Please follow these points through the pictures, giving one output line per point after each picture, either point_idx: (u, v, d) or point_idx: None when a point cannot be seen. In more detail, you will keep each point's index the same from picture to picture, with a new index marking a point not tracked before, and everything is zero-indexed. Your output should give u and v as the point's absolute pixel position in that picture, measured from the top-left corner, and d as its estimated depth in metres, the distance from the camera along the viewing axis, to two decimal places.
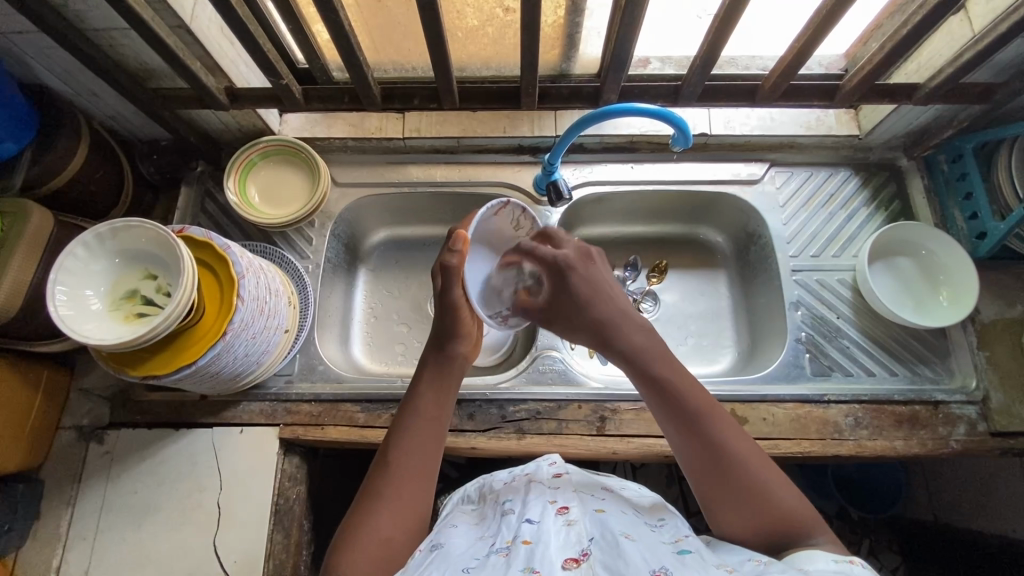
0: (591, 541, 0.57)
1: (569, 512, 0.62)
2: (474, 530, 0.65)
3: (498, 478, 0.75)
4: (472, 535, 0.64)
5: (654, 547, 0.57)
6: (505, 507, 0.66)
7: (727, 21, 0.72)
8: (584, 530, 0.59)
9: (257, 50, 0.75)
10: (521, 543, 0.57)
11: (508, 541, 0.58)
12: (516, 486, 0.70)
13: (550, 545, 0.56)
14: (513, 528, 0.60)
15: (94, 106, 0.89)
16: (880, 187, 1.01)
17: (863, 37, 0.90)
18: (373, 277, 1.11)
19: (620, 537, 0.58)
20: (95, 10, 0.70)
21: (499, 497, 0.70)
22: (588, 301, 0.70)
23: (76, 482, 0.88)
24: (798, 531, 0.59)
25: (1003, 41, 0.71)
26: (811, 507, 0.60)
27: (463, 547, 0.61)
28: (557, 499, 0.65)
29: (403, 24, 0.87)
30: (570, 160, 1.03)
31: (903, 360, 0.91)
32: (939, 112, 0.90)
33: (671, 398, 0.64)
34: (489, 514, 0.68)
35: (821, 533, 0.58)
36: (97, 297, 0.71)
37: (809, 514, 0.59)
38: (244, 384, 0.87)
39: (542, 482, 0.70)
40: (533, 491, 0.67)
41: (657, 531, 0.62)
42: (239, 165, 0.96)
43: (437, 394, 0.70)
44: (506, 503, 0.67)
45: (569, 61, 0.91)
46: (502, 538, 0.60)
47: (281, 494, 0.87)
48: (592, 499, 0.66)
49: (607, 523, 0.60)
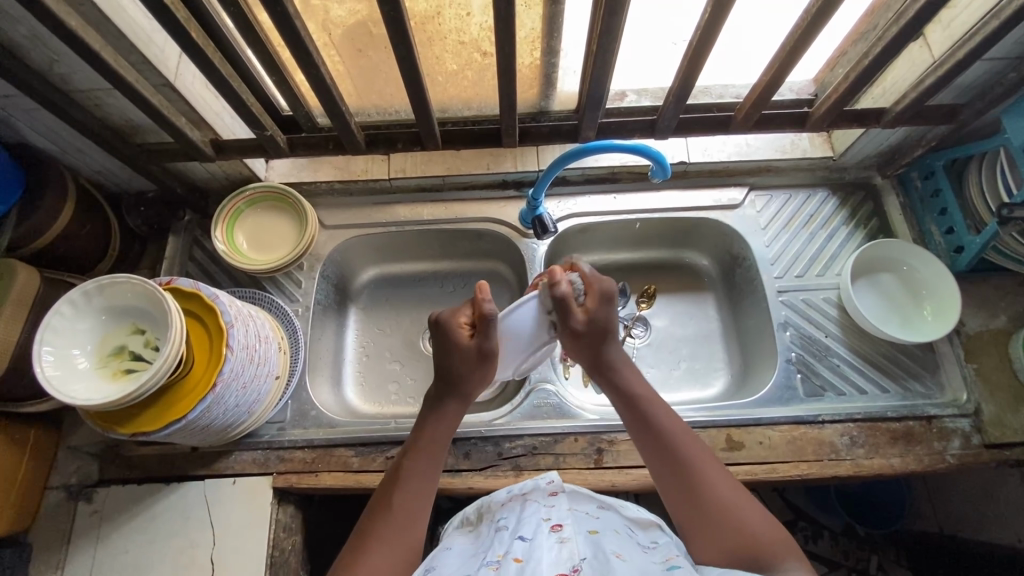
0: (582, 558, 0.57)
1: (563, 529, 0.62)
2: (469, 550, 0.66)
3: (495, 497, 0.75)
4: (467, 553, 0.65)
5: (643, 565, 0.57)
6: (499, 525, 0.67)
7: (697, 56, 0.74)
8: (576, 547, 0.59)
9: (241, 103, 0.76)
10: (511, 560, 0.57)
11: (499, 557, 0.59)
12: (512, 505, 0.71)
13: (540, 562, 0.56)
14: (506, 544, 0.61)
15: (81, 162, 0.90)
16: (857, 206, 1.03)
17: (830, 64, 0.93)
18: (363, 316, 1.11)
19: (610, 555, 0.57)
20: (80, 72, 0.71)
21: (495, 516, 0.70)
22: (605, 336, 0.74)
23: (65, 544, 0.85)
24: (770, 555, 0.60)
25: (962, 65, 0.73)
26: (790, 543, 0.61)
27: (455, 567, 0.62)
28: (550, 516, 0.66)
29: (384, 70, 0.89)
30: (554, 193, 1.05)
31: (893, 376, 0.91)
32: (908, 132, 0.92)
33: (644, 426, 0.70)
34: (483, 533, 0.69)
35: (792, 562, 0.59)
36: (84, 356, 0.71)
37: (783, 546, 0.60)
38: (235, 434, 0.86)
39: (537, 500, 0.71)
40: (527, 509, 0.68)
41: (648, 551, 0.62)
42: (226, 214, 0.96)
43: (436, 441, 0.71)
44: (500, 520, 0.68)
45: (547, 99, 0.94)
46: (494, 553, 0.60)
47: (276, 545, 0.85)
48: (586, 517, 0.67)
49: (599, 542, 0.60)
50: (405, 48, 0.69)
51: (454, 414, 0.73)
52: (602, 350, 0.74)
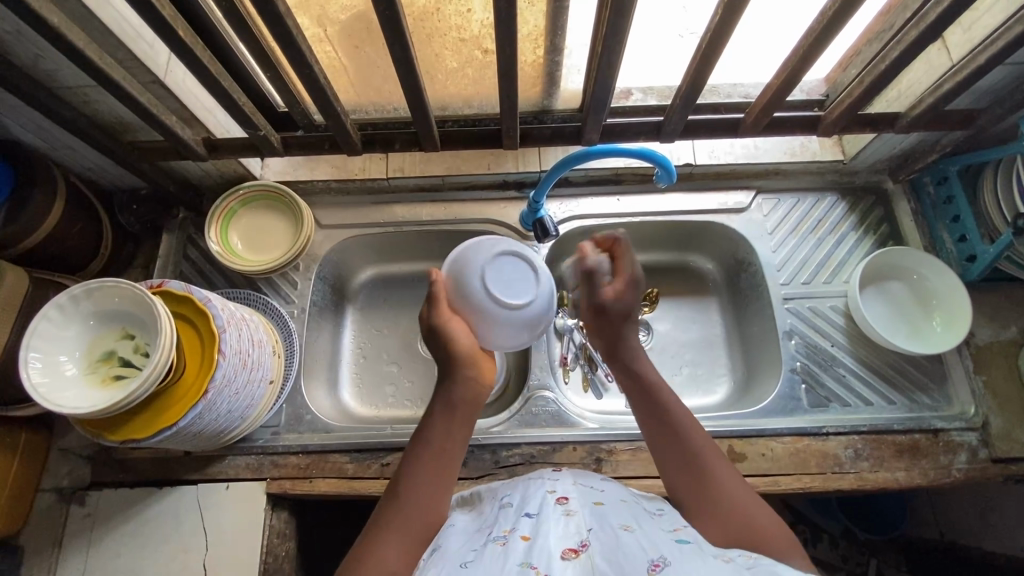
0: (590, 531, 0.54)
1: (569, 502, 0.59)
2: (471, 523, 0.62)
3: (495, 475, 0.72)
4: (469, 527, 0.62)
5: (655, 536, 0.55)
6: (503, 501, 0.63)
7: (712, 49, 0.70)
8: (583, 520, 0.56)
9: (233, 103, 0.74)
10: (519, 537, 0.54)
11: (506, 532, 0.56)
12: (516, 481, 0.67)
13: (548, 538, 0.53)
14: (512, 521, 0.58)
15: (71, 159, 0.88)
16: (867, 211, 1.00)
17: (842, 64, 0.90)
18: (360, 316, 1.09)
19: (618, 528, 0.55)
20: (66, 69, 0.69)
21: (498, 493, 0.66)
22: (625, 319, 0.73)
23: (57, 548, 0.85)
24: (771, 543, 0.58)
25: (982, 71, 0.70)
26: (790, 536, 0.59)
27: (460, 541, 0.58)
28: (555, 488, 0.62)
29: (382, 67, 0.86)
30: (556, 194, 1.03)
31: (899, 388, 0.90)
32: (922, 136, 0.89)
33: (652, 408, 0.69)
34: (486, 509, 0.65)
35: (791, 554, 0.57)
36: (72, 363, 0.69)
37: (781, 535, 0.59)
38: (228, 439, 0.84)
39: (541, 475, 0.67)
40: (531, 484, 0.65)
41: (657, 519, 0.60)
42: (220, 214, 0.94)
43: (448, 434, 0.66)
44: (504, 497, 0.64)
45: (550, 98, 0.90)
46: (500, 529, 0.57)
47: (270, 552, 0.84)
48: (591, 489, 0.63)
49: (606, 514, 0.58)
50: (402, 49, 0.66)
51: (461, 413, 0.67)
52: (620, 331, 0.73)
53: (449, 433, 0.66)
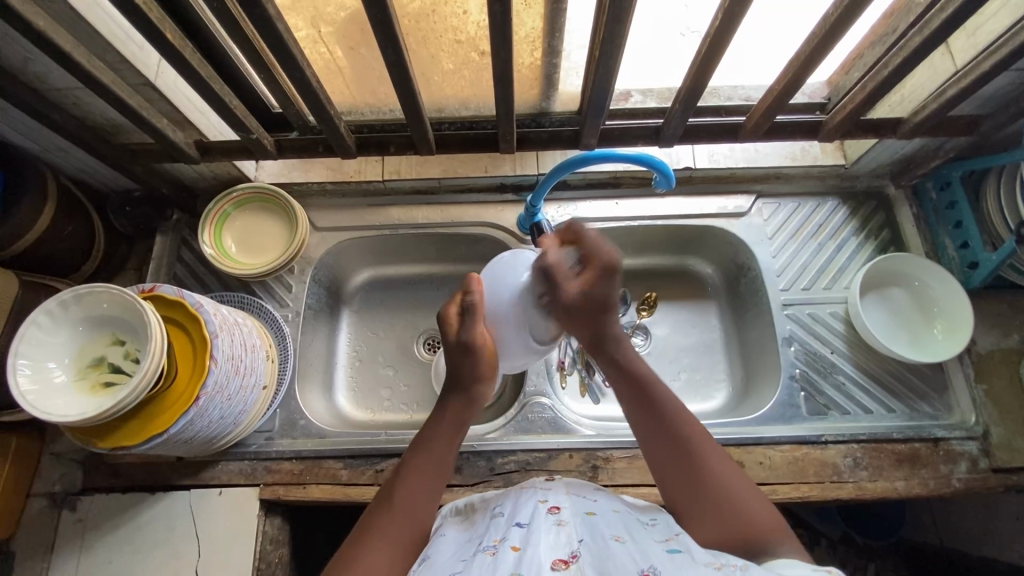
0: (580, 541, 0.54)
1: (560, 512, 0.58)
2: (461, 534, 0.61)
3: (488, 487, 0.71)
4: (459, 538, 0.61)
5: (646, 547, 0.54)
6: (494, 512, 0.62)
7: (718, 41, 0.67)
8: (574, 530, 0.55)
9: (224, 106, 0.72)
10: (509, 547, 0.53)
11: (496, 543, 0.55)
12: (507, 492, 0.66)
13: (538, 548, 0.52)
14: (502, 531, 0.57)
15: (62, 161, 0.86)
16: (868, 216, 0.99)
17: (845, 67, 0.89)
18: (356, 319, 1.08)
19: (609, 539, 0.54)
20: (54, 70, 0.68)
21: (489, 504, 0.66)
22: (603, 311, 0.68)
23: (49, 553, 0.84)
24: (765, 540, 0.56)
25: (987, 77, 0.69)
26: (791, 533, 0.57)
27: (450, 552, 0.57)
28: (547, 499, 0.61)
29: (376, 69, 0.85)
30: (554, 198, 1.01)
31: (899, 396, 0.89)
32: (925, 142, 0.88)
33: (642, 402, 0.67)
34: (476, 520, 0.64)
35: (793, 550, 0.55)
36: (61, 369, 0.68)
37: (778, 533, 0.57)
38: (221, 445, 0.84)
39: (533, 486, 0.66)
40: (523, 495, 0.64)
41: (648, 529, 0.59)
42: (213, 217, 0.93)
43: (450, 433, 0.68)
44: (496, 507, 0.63)
45: (549, 100, 0.89)
46: (490, 540, 0.56)
47: (262, 558, 0.83)
48: (583, 500, 0.62)
49: (597, 525, 0.57)
50: (396, 53, 0.65)
51: (463, 416, 0.69)
52: (601, 326, 0.69)
53: (449, 432, 0.68)
